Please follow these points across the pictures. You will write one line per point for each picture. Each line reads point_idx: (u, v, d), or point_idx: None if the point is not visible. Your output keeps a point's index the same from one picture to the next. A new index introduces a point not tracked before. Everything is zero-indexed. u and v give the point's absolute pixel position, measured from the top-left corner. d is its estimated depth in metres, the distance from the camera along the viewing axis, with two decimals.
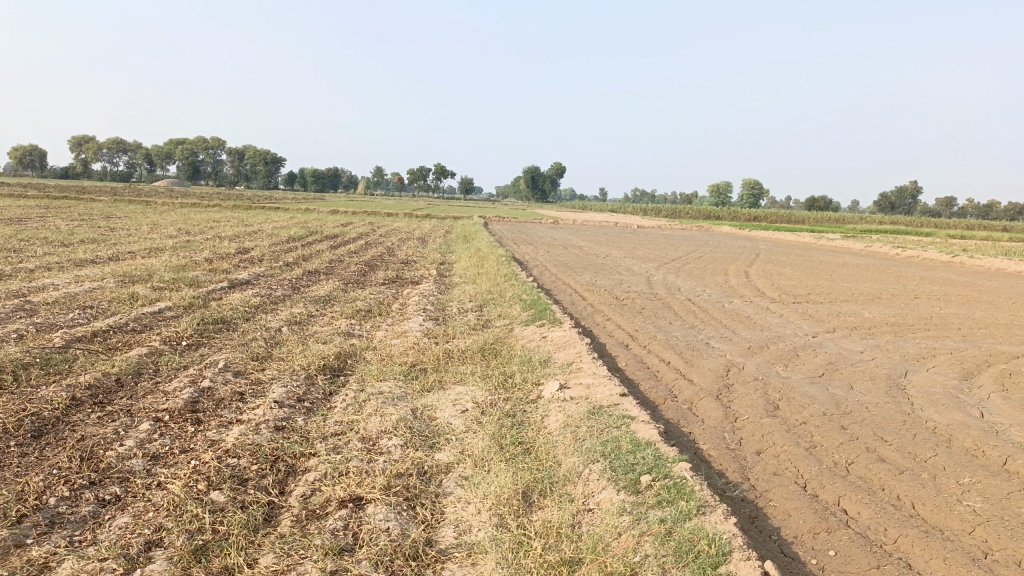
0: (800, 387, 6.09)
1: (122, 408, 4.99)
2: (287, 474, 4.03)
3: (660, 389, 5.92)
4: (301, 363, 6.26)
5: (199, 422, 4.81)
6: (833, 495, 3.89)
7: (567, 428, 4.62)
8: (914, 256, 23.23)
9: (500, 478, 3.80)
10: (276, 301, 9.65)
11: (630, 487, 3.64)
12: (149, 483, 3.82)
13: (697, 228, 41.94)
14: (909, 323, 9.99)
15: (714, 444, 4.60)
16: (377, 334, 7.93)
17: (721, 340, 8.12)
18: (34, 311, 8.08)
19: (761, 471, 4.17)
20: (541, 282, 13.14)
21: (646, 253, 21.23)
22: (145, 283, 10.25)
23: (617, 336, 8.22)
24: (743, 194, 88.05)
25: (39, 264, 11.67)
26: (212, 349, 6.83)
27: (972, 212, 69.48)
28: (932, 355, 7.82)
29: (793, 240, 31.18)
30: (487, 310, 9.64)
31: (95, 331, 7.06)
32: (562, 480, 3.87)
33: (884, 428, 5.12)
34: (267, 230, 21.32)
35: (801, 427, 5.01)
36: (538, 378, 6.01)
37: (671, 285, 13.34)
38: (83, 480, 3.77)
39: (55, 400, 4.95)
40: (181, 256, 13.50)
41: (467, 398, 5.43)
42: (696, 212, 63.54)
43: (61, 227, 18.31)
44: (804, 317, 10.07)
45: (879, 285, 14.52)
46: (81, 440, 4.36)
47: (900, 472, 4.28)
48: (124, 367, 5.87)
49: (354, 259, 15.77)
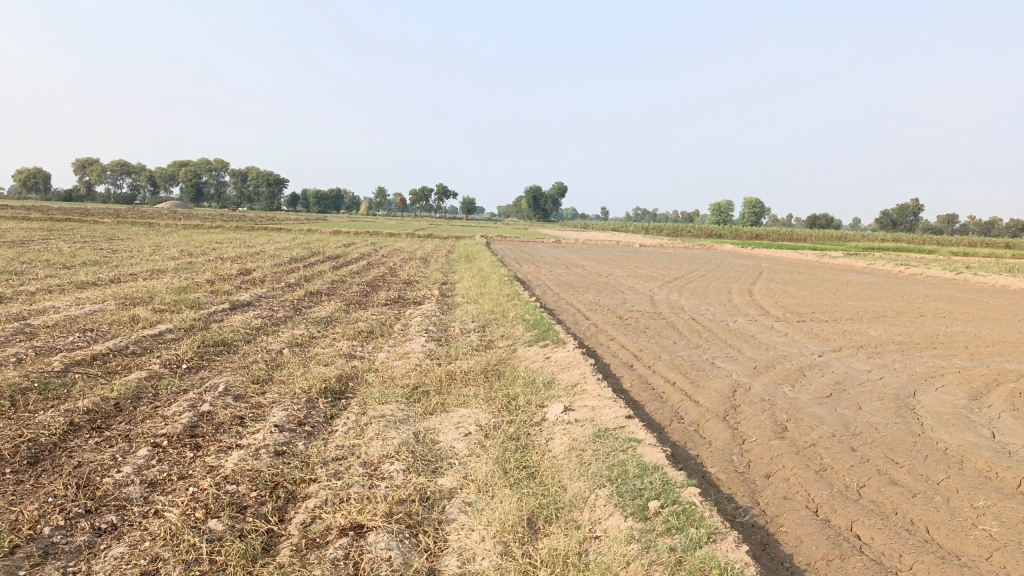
0: (808, 408, 6.00)
1: (120, 434, 4.92)
2: (286, 501, 3.95)
3: (666, 411, 5.83)
4: (301, 386, 6.19)
5: (198, 447, 4.74)
6: (846, 520, 3.80)
7: (572, 452, 4.53)
8: (918, 274, 23.17)
9: (505, 504, 3.72)
10: (278, 323, 9.60)
11: (638, 513, 3.55)
12: (146, 511, 3.74)
13: (700, 246, 41.97)
14: (916, 342, 9.90)
15: (722, 467, 4.52)
16: (379, 355, 7.86)
17: (727, 360, 8.03)
18: (33, 334, 8.03)
19: (770, 495, 4.08)
20: (544, 302, 13.09)
21: (649, 271, 21.21)
22: (146, 305, 10.21)
23: (621, 356, 8.14)
24: (744, 212, 88.21)
25: (40, 286, 11.65)
26: (212, 373, 6.77)
27: (974, 229, 69.47)
28: (941, 374, 7.73)
29: (796, 258, 31.14)
30: (490, 331, 9.58)
31: (95, 354, 7.00)
32: (568, 506, 3.78)
33: (895, 450, 5.02)
34: (270, 251, 21.29)
35: (810, 449, 4.92)
36: (542, 400, 5.92)
37: (675, 304, 13.28)
38: (79, 509, 3.70)
39: (52, 425, 4.88)
40: (182, 277, 13.47)
41: (469, 420, 5.35)
42: (698, 231, 63.65)
43: (64, 249, 18.33)
44: (809, 336, 9.99)
45: (883, 303, 14.44)
46: (78, 466, 4.29)
47: (913, 495, 4.19)
48: (123, 391, 5.81)
49: (356, 279, 15.77)
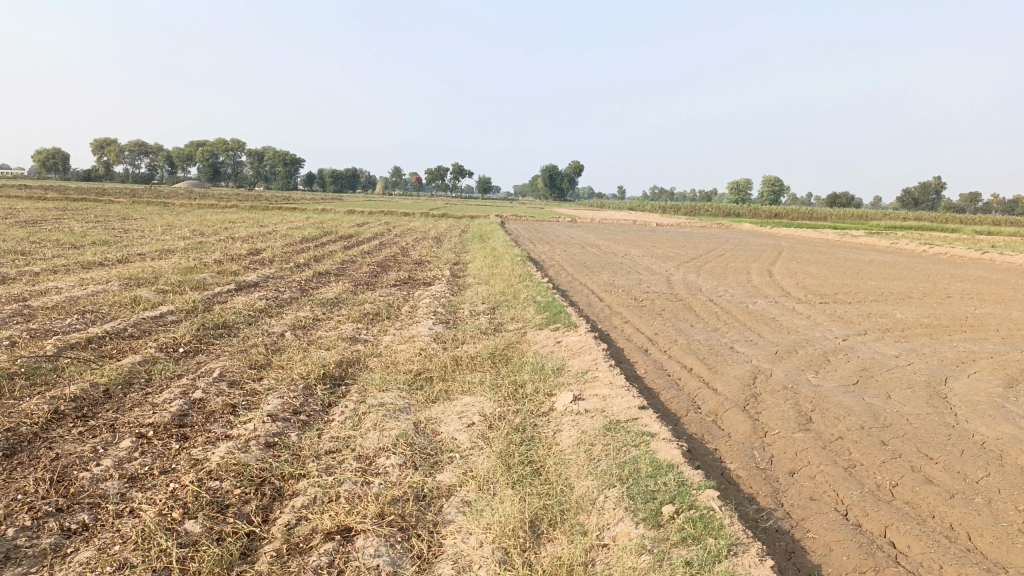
0: (833, 397, 5.66)
1: (105, 423, 4.65)
2: (272, 500, 3.68)
3: (682, 400, 5.50)
4: (300, 372, 5.92)
5: (185, 438, 4.48)
6: (878, 525, 3.47)
7: (581, 447, 4.23)
8: (943, 253, 22.62)
9: (506, 506, 3.42)
10: (283, 305, 9.32)
11: (650, 520, 3.24)
12: (121, 509, 3.48)
13: (718, 225, 41.40)
14: (944, 324, 9.48)
15: (742, 463, 4.20)
16: (384, 339, 7.57)
17: (746, 345, 7.66)
18: (31, 316, 7.80)
19: (796, 496, 3.76)
20: (557, 283, 12.75)
21: (667, 251, 20.77)
22: (149, 286, 9.96)
23: (636, 340, 7.80)
24: (764, 190, 87.05)
25: (46, 266, 11.43)
26: (210, 357, 6.51)
27: (997, 208, 68.30)
28: (972, 360, 7.33)
29: (817, 237, 30.50)
30: (499, 313, 9.27)
31: (90, 337, 6.76)
32: (574, 508, 3.48)
33: (928, 443, 4.68)
34: (282, 231, 21.06)
35: (837, 443, 4.58)
36: (550, 388, 5.60)
37: (692, 285, 12.90)
38: (49, 507, 3.43)
39: (35, 414, 4.63)
40: (191, 258, 13.22)
41: (473, 410, 5.05)
42: (715, 209, 62.82)
43: (76, 228, 18.12)
44: (833, 319, 9.60)
45: (908, 284, 13.97)
46: (55, 459, 4.02)
47: (950, 495, 3.85)
48: (114, 377, 5.55)
49: (366, 259, 15.49)
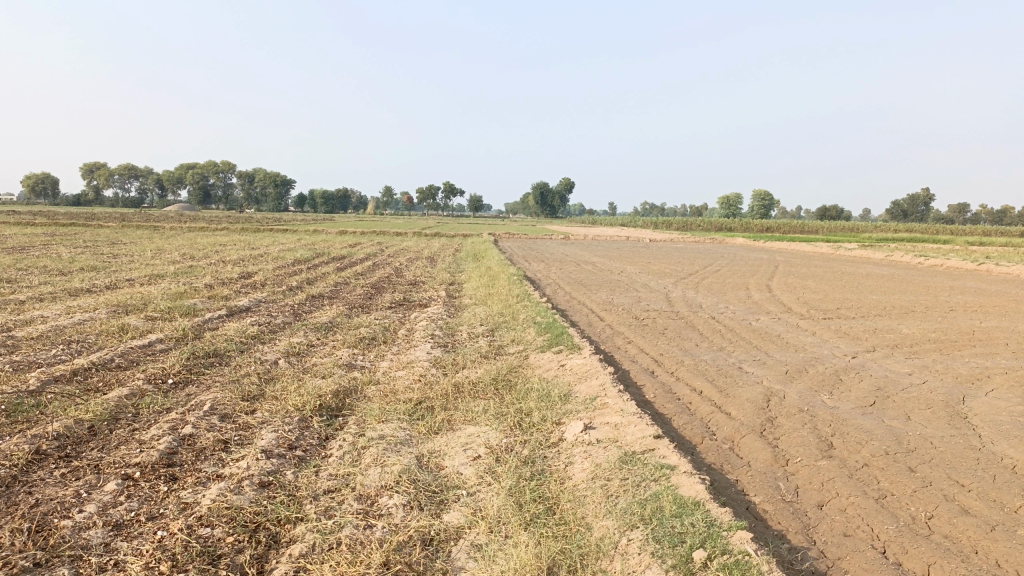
0: (852, 420, 5.42)
1: (88, 464, 4.38)
2: (268, 548, 3.43)
3: (696, 426, 5.26)
4: (295, 403, 5.66)
5: (174, 479, 4.21)
6: (921, 563, 3.23)
7: (596, 482, 3.99)
8: (938, 265, 22.56)
9: (523, 552, 3.18)
10: (275, 330, 9.04)
11: (680, 566, 2.99)
12: (104, 562, 3.21)
13: (710, 240, 41.41)
14: (951, 339, 9.29)
15: (767, 495, 3.97)
16: (381, 365, 7.31)
17: (755, 364, 7.44)
18: (14, 347, 7.50)
19: (828, 532, 3.53)
20: (555, 302, 12.54)
21: (663, 267, 20.61)
22: (138, 314, 9.68)
23: (641, 361, 7.57)
24: (754, 204, 87.36)
25: (32, 294, 11.14)
26: (200, 388, 6.24)
27: (985, 218, 68.74)
28: (987, 377, 7.12)
29: (811, 251, 30.41)
30: (499, 335, 9.03)
31: (75, 369, 6.47)
32: (594, 552, 3.23)
33: (958, 469, 4.45)
34: (274, 253, 20.84)
35: (863, 472, 4.35)
36: (558, 416, 5.36)
37: (692, 302, 12.70)
38: (25, 562, 3.15)
39: (14, 455, 4.36)
40: (181, 282, 12.96)
41: (479, 442, 4.80)
42: (706, 225, 62.94)
43: (65, 255, 17.82)
44: (839, 335, 9.40)
45: (909, 297, 13.81)
46: (34, 506, 3.75)
47: (991, 528, 3.62)
48: (99, 411, 5.27)
49: (361, 280, 15.27)
